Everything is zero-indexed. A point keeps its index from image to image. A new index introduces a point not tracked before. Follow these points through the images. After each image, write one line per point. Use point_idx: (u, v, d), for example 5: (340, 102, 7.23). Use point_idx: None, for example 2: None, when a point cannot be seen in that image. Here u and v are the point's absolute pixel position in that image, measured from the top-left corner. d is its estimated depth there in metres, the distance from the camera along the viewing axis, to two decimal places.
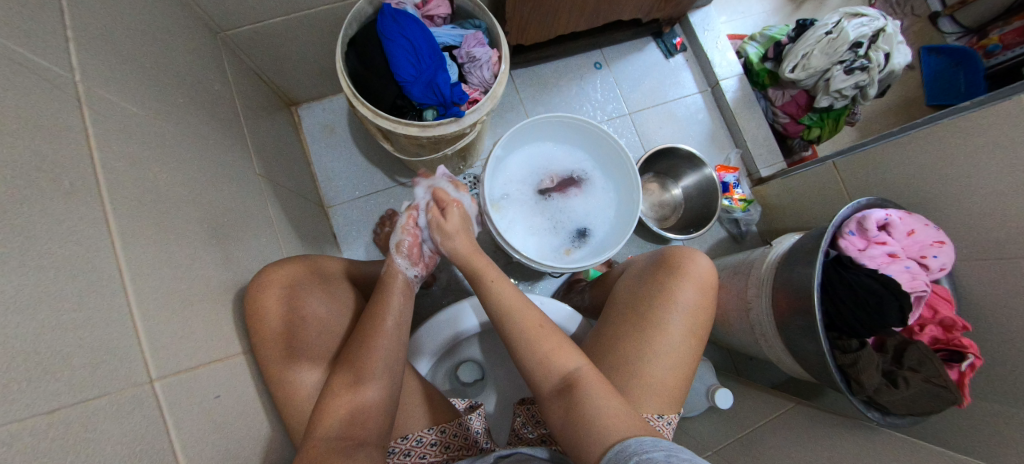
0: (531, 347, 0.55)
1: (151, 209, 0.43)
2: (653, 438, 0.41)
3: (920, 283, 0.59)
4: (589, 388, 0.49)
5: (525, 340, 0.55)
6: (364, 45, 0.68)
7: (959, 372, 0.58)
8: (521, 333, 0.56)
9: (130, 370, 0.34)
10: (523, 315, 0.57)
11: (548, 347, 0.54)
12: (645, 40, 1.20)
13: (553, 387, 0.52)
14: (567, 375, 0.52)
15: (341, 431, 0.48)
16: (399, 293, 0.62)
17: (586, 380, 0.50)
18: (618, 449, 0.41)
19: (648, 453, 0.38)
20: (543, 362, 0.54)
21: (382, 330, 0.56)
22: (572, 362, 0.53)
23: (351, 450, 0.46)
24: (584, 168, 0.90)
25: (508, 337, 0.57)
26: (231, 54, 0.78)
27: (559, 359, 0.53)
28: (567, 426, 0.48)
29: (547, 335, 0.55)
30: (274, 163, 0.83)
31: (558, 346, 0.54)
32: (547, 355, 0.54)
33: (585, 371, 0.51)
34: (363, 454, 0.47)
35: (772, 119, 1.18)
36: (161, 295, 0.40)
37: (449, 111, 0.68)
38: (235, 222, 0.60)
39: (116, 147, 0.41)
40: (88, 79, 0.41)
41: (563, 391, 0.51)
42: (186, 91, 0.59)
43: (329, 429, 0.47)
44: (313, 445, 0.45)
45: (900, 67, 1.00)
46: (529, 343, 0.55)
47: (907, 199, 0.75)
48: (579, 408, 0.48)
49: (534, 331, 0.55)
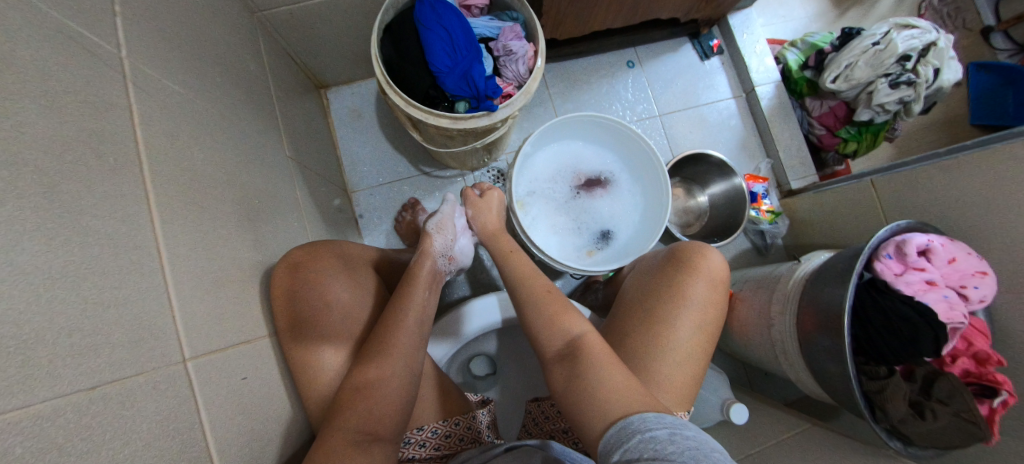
0: (537, 313, 0.57)
1: (188, 189, 0.43)
2: (657, 414, 0.39)
3: (958, 314, 0.56)
4: (592, 352, 0.49)
5: (532, 304, 0.58)
6: (401, 32, 0.67)
7: (990, 408, 0.56)
8: (531, 297, 0.59)
9: (165, 349, 0.35)
10: (533, 283, 0.61)
11: (553, 311, 0.56)
12: (681, 41, 1.17)
13: (556, 352, 0.52)
14: (571, 339, 0.52)
15: (359, 424, 0.47)
16: (422, 289, 0.64)
17: (589, 342, 0.50)
18: (621, 426, 0.39)
19: (652, 432, 0.36)
20: (549, 325, 0.55)
21: (406, 325, 0.58)
22: (576, 325, 0.54)
23: (367, 445, 0.46)
24: (611, 170, 0.88)
25: (520, 304, 0.60)
26: (266, 35, 0.78)
27: (564, 324, 0.54)
28: (566, 389, 0.47)
29: (554, 300, 0.57)
30: (303, 146, 0.84)
31: (564, 311, 0.56)
32: (552, 318, 0.55)
33: (589, 335, 0.51)
34: (378, 448, 0.47)
35: (807, 130, 1.14)
36: (195, 275, 0.41)
37: (482, 105, 0.68)
38: (266, 204, 0.61)
39: (158, 126, 0.42)
40: (132, 57, 0.41)
41: (565, 355, 0.50)
42: (223, 70, 0.59)
43: (351, 417, 0.47)
44: (336, 426, 0.46)
45: (949, 83, 0.96)
46: (538, 308, 0.57)
47: (948, 224, 0.72)
48: (580, 371, 0.47)
49: (542, 295, 0.59)
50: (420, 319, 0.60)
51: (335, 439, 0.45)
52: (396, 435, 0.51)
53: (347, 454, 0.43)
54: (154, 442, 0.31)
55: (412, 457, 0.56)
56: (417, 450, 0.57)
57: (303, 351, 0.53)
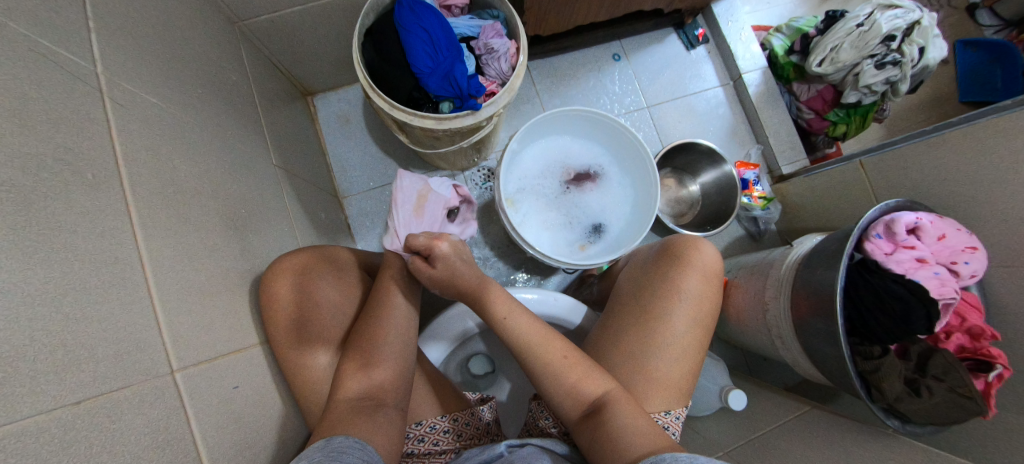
0: (554, 375, 0.53)
1: (172, 201, 0.43)
2: (693, 456, 0.37)
3: (949, 290, 0.56)
4: (617, 410, 0.48)
5: (547, 371, 0.53)
6: (381, 35, 0.67)
7: (985, 382, 0.56)
8: (544, 367, 0.54)
9: (152, 361, 0.35)
10: (545, 348, 0.55)
11: (573, 377, 0.52)
12: (666, 32, 1.17)
13: (580, 413, 0.51)
14: (596, 402, 0.51)
15: (357, 395, 0.49)
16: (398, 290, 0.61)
17: (614, 404, 0.49)
18: (650, 462, 0.40)
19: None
20: (571, 392, 0.52)
21: (394, 312, 0.58)
22: (599, 386, 0.52)
23: (371, 412, 0.48)
24: (600, 163, 0.88)
25: (532, 370, 0.54)
26: (248, 45, 0.78)
27: (587, 387, 0.52)
28: (594, 450, 0.48)
29: (571, 365, 0.53)
30: (291, 154, 0.84)
31: (583, 374, 0.52)
32: (572, 385, 0.52)
33: (614, 394, 0.50)
34: (383, 417, 0.49)
35: (796, 115, 1.14)
36: (181, 286, 0.41)
37: (466, 104, 0.68)
38: (253, 213, 0.61)
39: (137, 139, 0.42)
40: (109, 71, 0.41)
41: (590, 416, 0.50)
42: (206, 82, 0.59)
43: (346, 404, 0.48)
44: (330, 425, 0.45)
45: (935, 61, 0.96)
46: (554, 375, 0.53)
47: (937, 201, 0.72)
48: (608, 431, 0.47)
49: (559, 362, 0.53)
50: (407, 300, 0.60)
51: (336, 418, 0.46)
52: (399, 402, 0.53)
53: (353, 425, 0.45)
54: (143, 454, 0.31)
55: (411, 453, 0.57)
56: (416, 446, 0.57)
57: (297, 352, 0.53)
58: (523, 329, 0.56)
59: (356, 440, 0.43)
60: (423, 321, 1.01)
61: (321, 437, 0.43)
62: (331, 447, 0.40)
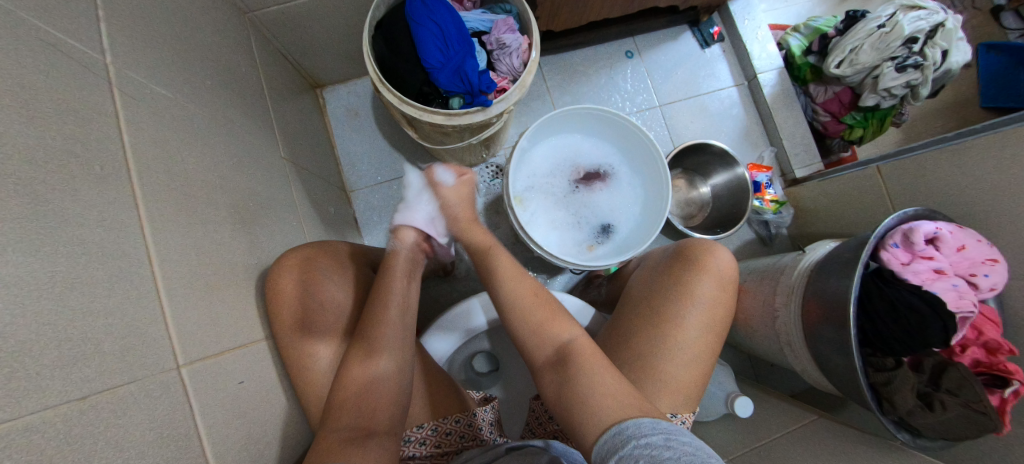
0: (523, 314, 0.55)
1: (180, 195, 0.43)
2: (652, 420, 0.39)
3: (968, 303, 0.55)
4: (582, 354, 0.49)
5: (515, 310, 0.56)
6: (392, 27, 0.66)
7: (1000, 398, 0.55)
8: (514, 302, 0.57)
9: (158, 357, 0.35)
10: (517, 285, 0.58)
11: (540, 316, 0.55)
12: (681, 29, 1.14)
13: (546, 359, 0.52)
14: (560, 346, 0.52)
15: (352, 423, 0.47)
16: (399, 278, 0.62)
17: (579, 348, 0.50)
18: (615, 432, 0.39)
19: (647, 438, 0.36)
20: (538, 331, 0.54)
21: (389, 320, 0.57)
22: (565, 330, 0.53)
23: (360, 442, 0.45)
24: (611, 163, 0.87)
25: (505, 310, 0.57)
26: (258, 36, 0.77)
27: (553, 329, 0.53)
28: (558, 398, 0.47)
29: (542, 306, 0.56)
30: (299, 147, 0.83)
31: (553, 316, 0.55)
32: (539, 325, 0.54)
33: (579, 341, 0.51)
34: (374, 443, 0.46)
35: (812, 117, 1.12)
36: (188, 280, 0.41)
37: (477, 100, 0.66)
38: (261, 207, 0.61)
39: (146, 130, 0.41)
40: (118, 61, 0.41)
41: (554, 361, 0.51)
42: (215, 73, 0.59)
43: (346, 419, 0.48)
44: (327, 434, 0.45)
45: (958, 65, 0.93)
46: (523, 312, 0.56)
47: (958, 210, 0.70)
48: (571, 377, 0.47)
49: (528, 299, 0.56)
50: (401, 307, 0.59)
51: (329, 443, 0.44)
52: (393, 427, 0.50)
53: (348, 444, 0.44)
54: (148, 450, 0.31)
55: (413, 456, 0.56)
56: (416, 449, 0.57)
57: (300, 346, 0.53)
58: (505, 269, 0.60)
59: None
60: (428, 317, 1.00)
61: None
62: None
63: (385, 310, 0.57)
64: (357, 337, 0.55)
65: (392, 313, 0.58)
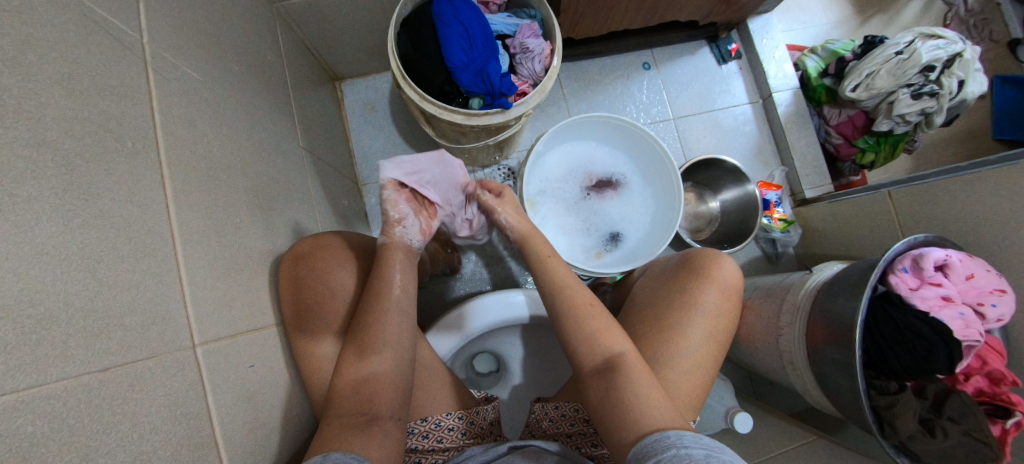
0: (580, 319, 0.55)
1: (204, 176, 0.44)
2: (694, 434, 0.40)
3: (973, 332, 0.55)
4: (635, 371, 0.48)
5: (574, 315, 0.55)
6: (418, 26, 0.67)
7: (1002, 429, 0.55)
8: (571, 309, 0.56)
9: (175, 334, 0.36)
10: (574, 292, 0.57)
11: (596, 325, 0.54)
12: (698, 44, 1.15)
13: (594, 367, 0.51)
14: (613, 356, 0.50)
15: (352, 406, 0.49)
16: (398, 269, 0.59)
17: (630, 362, 0.49)
18: (654, 439, 0.40)
19: (688, 449, 0.37)
20: (590, 340, 0.53)
21: (386, 306, 0.56)
22: (619, 342, 0.52)
23: (364, 426, 0.48)
24: (623, 171, 0.88)
25: (558, 311, 0.57)
26: (284, 26, 0.79)
27: (606, 340, 0.52)
28: (606, 405, 0.47)
29: (597, 314, 0.55)
30: (316, 138, 0.84)
31: (606, 326, 0.54)
32: (595, 333, 0.53)
33: (630, 355, 0.50)
34: (376, 428, 0.49)
35: (824, 139, 1.13)
36: (207, 261, 0.42)
37: (496, 102, 0.67)
38: (279, 194, 0.61)
39: (175, 111, 0.42)
40: (155, 43, 0.42)
41: (604, 371, 0.50)
42: (243, 60, 0.60)
43: (349, 405, 0.49)
44: (329, 423, 0.47)
45: (974, 96, 0.93)
46: (580, 319, 0.55)
47: (967, 240, 0.70)
48: (622, 389, 0.47)
49: (585, 307, 0.56)
50: (399, 293, 0.58)
51: (334, 427, 0.47)
52: (395, 408, 0.52)
53: (339, 441, 0.45)
54: (161, 425, 0.32)
55: (414, 449, 0.57)
56: (419, 442, 0.57)
57: (304, 336, 0.54)
58: (565, 276, 0.60)
59: (352, 455, 0.43)
60: (431, 313, 1.01)
61: (319, 450, 0.44)
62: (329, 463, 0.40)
63: (384, 293, 0.56)
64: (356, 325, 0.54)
65: (392, 298, 0.57)
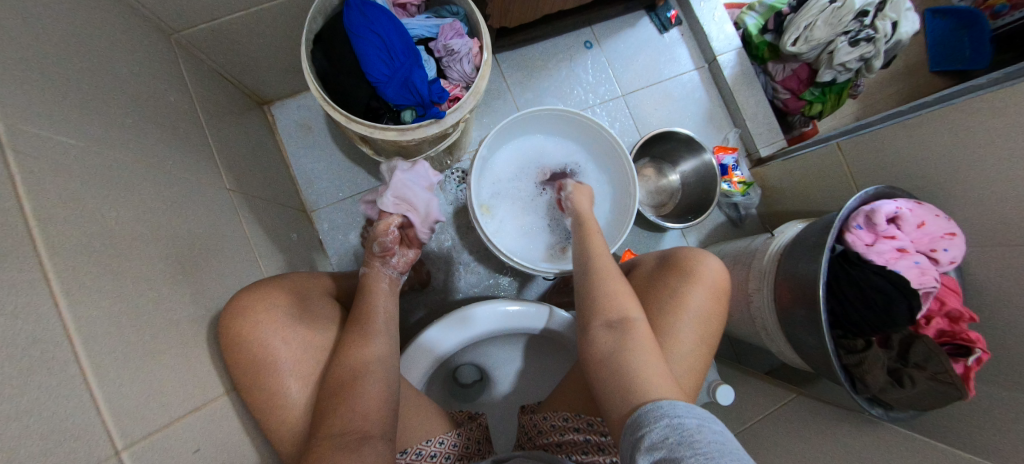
0: (603, 290, 0.56)
1: (104, 256, 0.39)
2: (687, 404, 0.39)
3: (929, 278, 0.56)
4: (643, 340, 0.49)
5: (604, 287, 0.56)
6: (331, 41, 0.61)
7: (964, 366, 0.56)
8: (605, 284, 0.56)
9: (92, 446, 0.31)
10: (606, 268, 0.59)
11: (621, 292, 0.55)
12: (639, 15, 1.12)
13: (607, 326, 0.52)
14: (626, 323, 0.51)
15: (344, 427, 0.48)
16: (383, 298, 0.65)
17: (638, 326, 0.50)
18: (648, 409, 0.40)
19: (681, 419, 0.37)
20: (608, 303, 0.54)
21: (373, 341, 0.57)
22: (633, 310, 0.53)
23: (355, 446, 0.46)
24: (576, 161, 0.85)
25: (588, 285, 0.58)
26: (187, 56, 0.71)
27: (623, 305, 0.54)
28: (607, 366, 0.48)
29: (622, 285, 0.56)
30: (246, 173, 0.78)
31: (627, 295, 0.55)
32: (615, 298, 0.54)
33: (640, 320, 0.51)
34: (368, 448, 0.47)
35: (772, 95, 1.13)
36: (120, 352, 0.37)
37: (429, 112, 0.63)
38: (205, 248, 0.55)
39: (56, 189, 0.36)
40: (19, 111, 0.35)
41: (617, 332, 0.50)
42: (138, 106, 0.54)
43: (335, 434, 0.47)
44: (320, 443, 0.46)
45: (907, 36, 0.94)
46: (604, 287, 0.57)
47: (913, 183, 0.72)
48: (626, 351, 0.48)
49: (609, 279, 0.57)
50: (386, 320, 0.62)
51: (324, 447, 0.45)
52: (387, 432, 0.51)
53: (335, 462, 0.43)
54: None
55: None
56: None
57: (268, 391, 0.50)
58: (603, 262, 0.61)
59: None
60: (405, 334, 0.97)
61: None
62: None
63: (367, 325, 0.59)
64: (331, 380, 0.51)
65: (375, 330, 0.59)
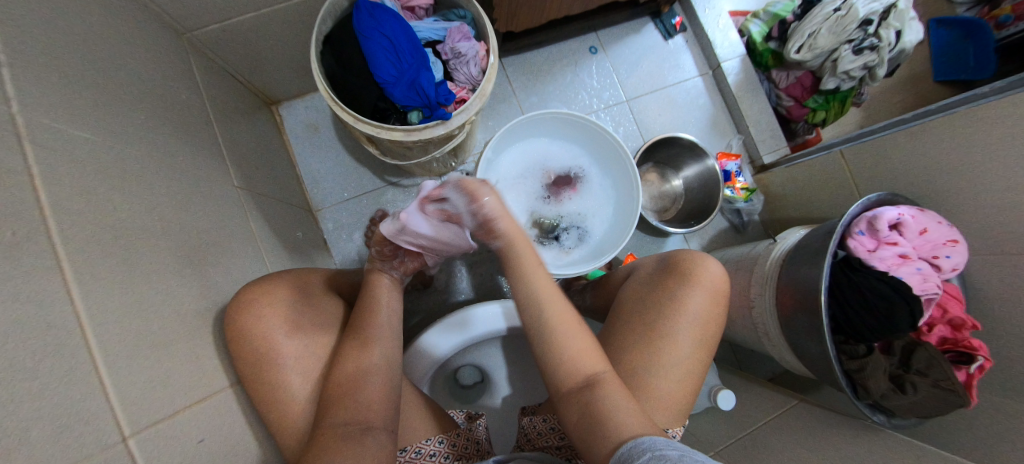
0: (559, 343, 0.50)
1: (116, 248, 0.40)
2: (667, 439, 0.41)
3: (931, 285, 0.56)
4: (613, 395, 0.47)
5: (552, 338, 0.51)
6: (340, 43, 0.62)
7: (966, 374, 0.56)
8: (549, 331, 0.51)
9: (99, 432, 0.32)
10: (555, 310, 0.51)
11: (574, 346, 0.50)
12: (643, 21, 1.14)
13: (571, 388, 0.49)
14: (591, 378, 0.49)
15: (348, 417, 0.49)
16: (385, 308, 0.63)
17: (608, 385, 0.48)
18: (630, 446, 0.41)
19: (662, 451, 0.39)
20: (570, 361, 0.50)
21: (372, 344, 0.57)
22: (597, 363, 0.50)
23: (360, 435, 0.48)
24: (580, 165, 0.86)
25: (536, 334, 0.52)
26: (198, 55, 0.73)
27: (586, 361, 0.50)
28: (582, 430, 0.47)
29: (580, 333, 0.51)
30: (254, 171, 0.79)
31: (586, 346, 0.51)
32: (571, 354, 0.50)
33: (608, 377, 0.49)
34: (371, 438, 0.48)
35: (776, 103, 1.14)
36: (129, 342, 0.37)
37: (436, 113, 0.64)
38: (213, 244, 0.56)
39: (69, 182, 0.37)
40: (30, 106, 0.36)
41: (582, 393, 0.48)
42: (151, 104, 0.55)
43: (338, 426, 0.48)
44: (324, 431, 0.47)
45: (912, 44, 0.94)
46: (559, 342, 0.50)
47: (916, 190, 0.72)
48: (601, 415, 0.46)
49: (562, 326, 0.51)
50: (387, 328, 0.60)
51: (328, 436, 0.46)
52: (388, 421, 0.52)
53: (339, 451, 0.45)
54: None
55: None
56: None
57: (269, 389, 0.50)
58: (542, 290, 0.52)
59: None
60: (408, 334, 0.97)
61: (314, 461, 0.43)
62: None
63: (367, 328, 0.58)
64: (335, 377, 0.52)
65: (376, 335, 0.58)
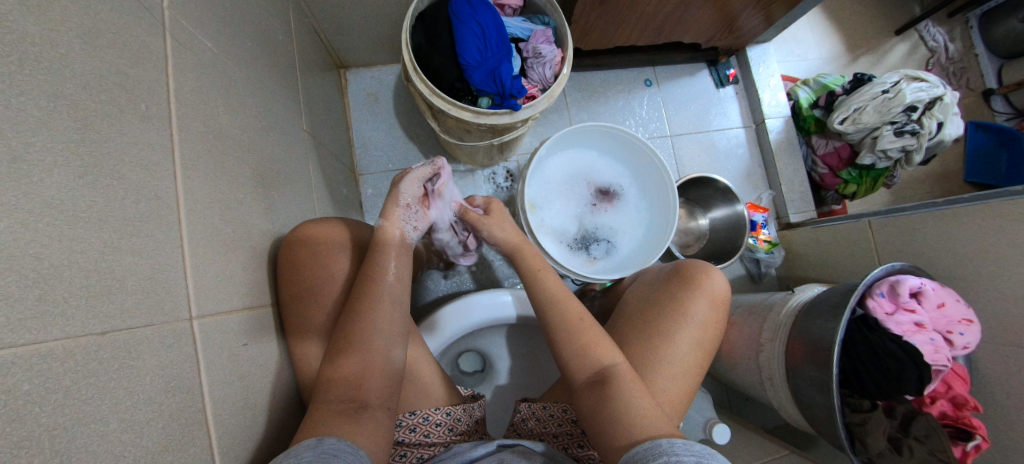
0: (570, 336, 0.55)
1: (213, 149, 0.43)
2: (685, 441, 0.40)
3: (942, 357, 0.58)
4: (624, 382, 0.49)
5: (564, 331, 0.56)
6: (433, 22, 0.68)
7: (963, 450, 0.59)
8: (564, 323, 0.57)
9: (174, 304, 0.34)
10: (565, 308, 0.58)
11: (585, 339, 0.54)
12: (699, 66, 1.20)
13: (586, 380, 0.52)
14: (602, 369, 0.51)
15: (354, 386, 0.48)
16: (398, 255, 0.59)
17: (619, 371, 0.50)
18: (647, 447, 0.40)
19: (678, 456, 0.37)
20: (581, 353, 0.54)
21: (390, 298, 0.55)
22: (608, 355, 0.53)
23: (353, 414, 0.47)
24: (621, 183, 0.90)
25: (552, 326, 0.58)
26: (296, 7, 0.78)
27: (596, 353, 0.53)
28: (597, 417, 0.47)
29: (588, 328, 0.56)
30: (319, 123, 0.84)
31: (597, 339, 0.54)
32: (585, 346, 0.54)
33: (620, 365, 0.51)
34: (367, 417, 0.47)
35: (811, 167, 1.18)
36: (209, 233, 0.40)
37: (505, 103, 0.68)
38: (280, 174, 0.60)
39: (188, 80, 0.41)
40: (174, 8, 0.41)
41: (596, 383, 0.50)
42: (256, 36, 0.59)
43: (343, 393, 0.48)
44: (326, 401, 0.47)
45: (951, 138, 0.99)
46: (570, 334, 0.55)
47: (939, 271, 0.74)
48: (611, 398, 0.48)
49: (575, 322, 0.56)
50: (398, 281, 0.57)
51: (322, 412, 0.46)
52: (385, 400, 0.51)
53: (338, 425, 0.44)
54: (155, 395, 0.30)
55: (402, 442, 0.57)
56: (406, 435, 0.57)
57: (303, 322, 0.54)
58: (555, 290, 0.61)
59: (349, 443, 0.42)
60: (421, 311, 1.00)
61: (305, 437, 0.42)
62: (324, 448, 0.40)
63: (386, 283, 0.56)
64: (356, 329, 0.52)
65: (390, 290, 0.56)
